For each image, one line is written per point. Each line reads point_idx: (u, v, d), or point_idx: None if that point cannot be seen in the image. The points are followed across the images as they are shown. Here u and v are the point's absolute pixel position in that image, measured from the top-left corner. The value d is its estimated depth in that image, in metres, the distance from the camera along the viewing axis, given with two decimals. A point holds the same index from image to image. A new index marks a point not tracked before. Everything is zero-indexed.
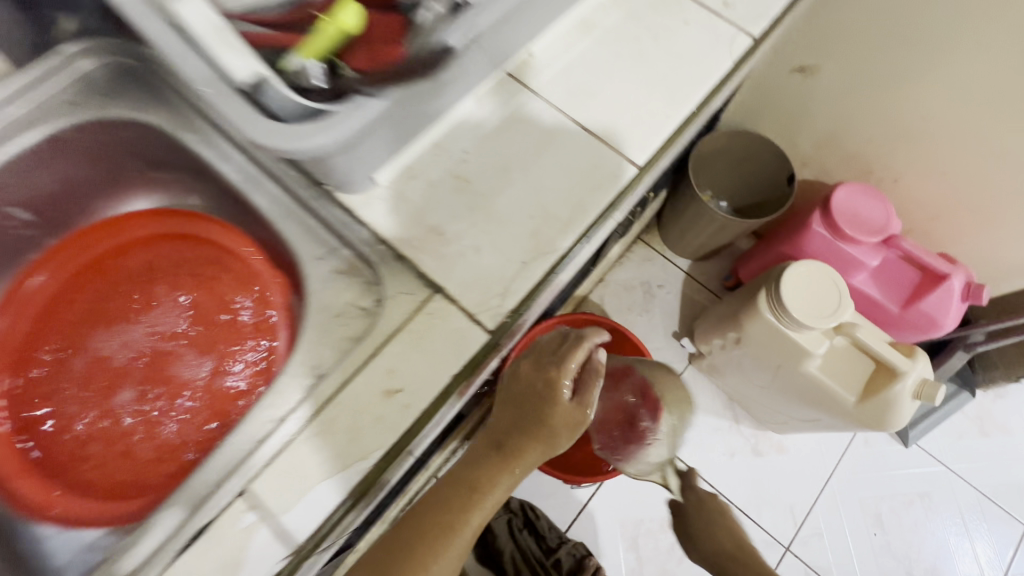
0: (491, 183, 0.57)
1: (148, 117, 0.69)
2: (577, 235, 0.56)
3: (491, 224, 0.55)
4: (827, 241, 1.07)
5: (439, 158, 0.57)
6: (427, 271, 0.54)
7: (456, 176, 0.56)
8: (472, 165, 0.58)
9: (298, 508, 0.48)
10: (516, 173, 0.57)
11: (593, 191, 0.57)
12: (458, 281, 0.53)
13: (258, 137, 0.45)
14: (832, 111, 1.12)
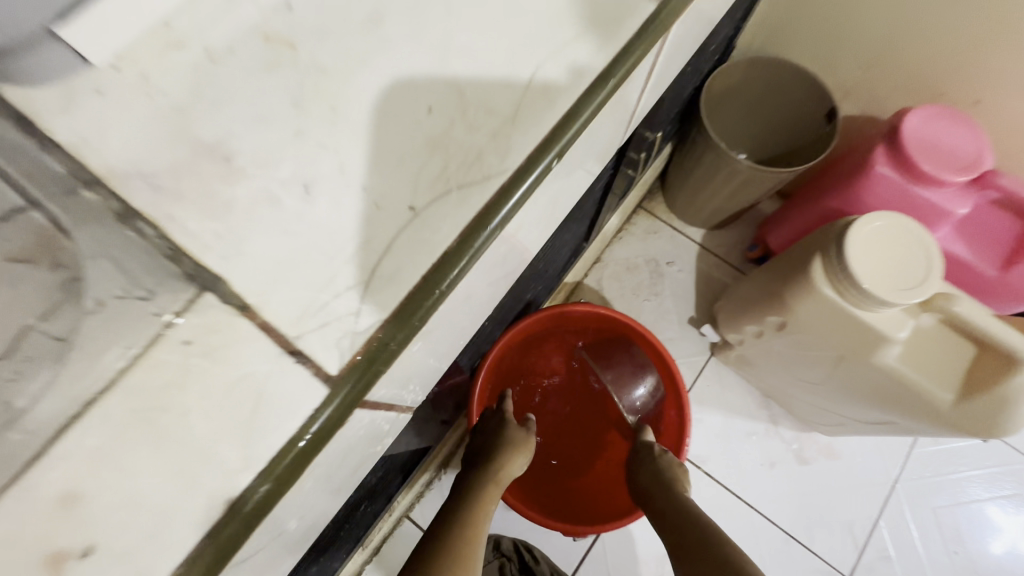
0: (366, 76, 0.30)
1: None
2: (520, 162, 0.31)
3: (362, 149, 0.29)
4: (897, 186, 0.80)
5: (263, 34, 0.30)
6: (216, 248, 0.26)
7: (285, 66, 0.29)
8: (326, 46, 0.30)
9: None
10: (412, 59, 0.31)
11: (554, 81, 0.32)
12: (285, 260, 0.27)
13: None
14: (886, 16, 0.84)
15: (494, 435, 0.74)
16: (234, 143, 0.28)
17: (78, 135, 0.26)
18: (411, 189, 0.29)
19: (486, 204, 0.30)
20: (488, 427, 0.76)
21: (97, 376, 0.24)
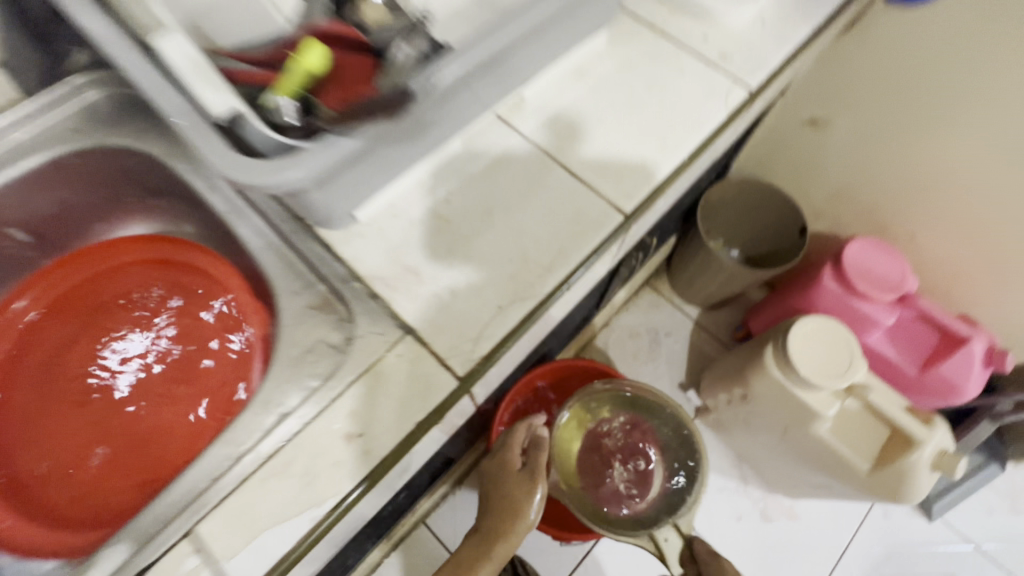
0: (474, 225, 0.50)
1: (146, 147, 0.58)
2: (560, 280, 0.48)
3: (470, 264, 0.48)
4: (839, 296, 1.02)
5: (424, 195, 0.51)
6: (401, 312, 0.47)
7: (437, 215, 0.50)
8: (456, 205, 0.51)
9: (246, 553, 0.40)
10: (499, 216, 0.50)
11: (579, 234, 0.50)
12: (431, 323, 0.46)
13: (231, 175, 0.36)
14: (844, 166, 1.09)
15: (490, 496, 0.63)
16: (414, 258, 0.49)
17: (336, 235, 0.49)
18: (496, 291, 0.47)
19: (531, 311, 0.47)
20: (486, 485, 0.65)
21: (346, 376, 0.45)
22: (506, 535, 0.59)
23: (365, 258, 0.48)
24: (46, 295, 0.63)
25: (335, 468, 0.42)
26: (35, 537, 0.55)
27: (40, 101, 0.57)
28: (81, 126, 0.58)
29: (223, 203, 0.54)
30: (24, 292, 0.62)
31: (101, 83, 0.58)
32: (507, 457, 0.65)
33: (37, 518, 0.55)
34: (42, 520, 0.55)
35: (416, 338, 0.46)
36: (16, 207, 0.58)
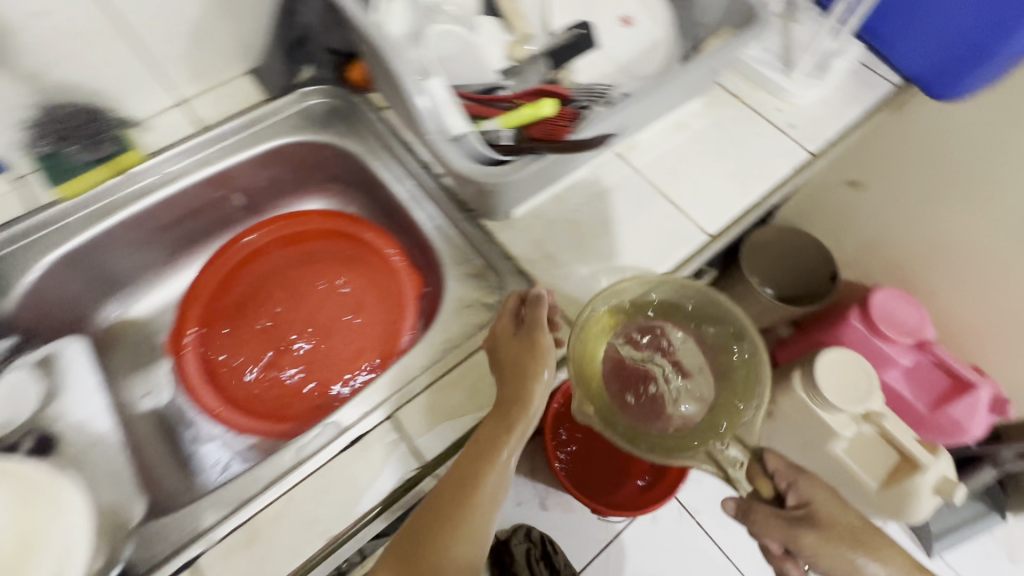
0: (597, 228, 0.67)
1: (346, 144, 0.77)
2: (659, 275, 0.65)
3: (593, 257, 0.65)
4: (864, 336, 1.17)
5: (560, 203, 0.69)
6: (541, 284, 0.64)
7: (570, 220, 0.67)
8: (583, 214, 0.68)
9: (431, 434, 0.56)
10: (615, 225, 0.68)
11: (675, 245, 0.67)
12: (564, 295, 0.63)
13: (463, 172, 0.54)
14: (877, 224, 1.24)
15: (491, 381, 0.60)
16: (551, 245, 0.66)
17: (497, 223, 0.67)
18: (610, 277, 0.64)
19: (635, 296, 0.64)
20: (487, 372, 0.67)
21: None
22: (513, 419, 0.52)
23: (517, 243, 0.66)
24: (270, 234, 0.80)
25: (493, 386, 0.59)
26: (235, 420, 0.71)
27: (277, 103, 0.76)
28: (301, 123, 0.77)
29: (406, 193, 0.73)
30: (250, 229, 0.79)
31: (321, 93, 0.78)
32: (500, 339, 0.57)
33: (237, 407, 0.72)
34: (239, 410, 0.72)
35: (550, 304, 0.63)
36: (245, 176, 0.77)
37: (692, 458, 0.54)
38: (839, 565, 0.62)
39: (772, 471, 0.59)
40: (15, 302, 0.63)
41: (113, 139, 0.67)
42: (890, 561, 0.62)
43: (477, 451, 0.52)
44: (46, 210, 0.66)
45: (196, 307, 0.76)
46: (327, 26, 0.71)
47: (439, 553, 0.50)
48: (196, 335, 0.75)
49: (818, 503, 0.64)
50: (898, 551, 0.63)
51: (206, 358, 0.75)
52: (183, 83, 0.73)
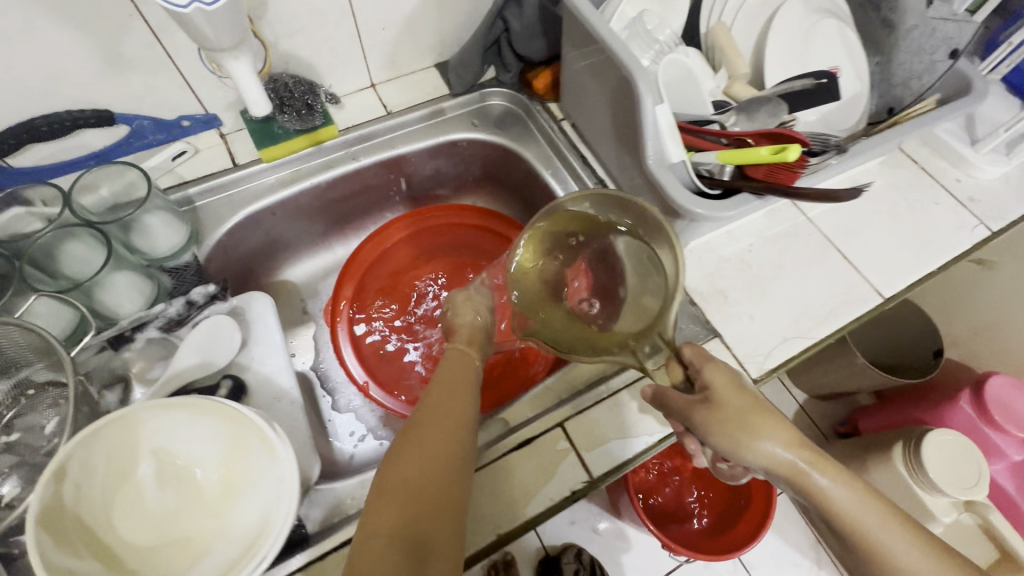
0: (769, 272, 0.67)
1: (518, 148, 0.78)
2: (831, 331, 0.64)
3: (765, 301, 0.65)
4: (972, 420, 1.12)
5: (733, 241, 0.68)
6: (710, 319, 0.64)
7: (743, 259, 0.67)
8: (756, 255, 0.68)
9: (601, 450, 0.55)
10: (788, 272, 0.67)
11: (849, 303, 0.65)
12: (734, 335, 0.62)
13: (679, 201, 0.55)
14: (998, 308, 1.18)
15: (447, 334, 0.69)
16: (724, 282, 0.66)
17: None
18: (783, 324, 0.63)
19: (807, 348, 0.62)
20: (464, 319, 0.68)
21: None
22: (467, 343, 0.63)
23: (688, 275, 0.66)
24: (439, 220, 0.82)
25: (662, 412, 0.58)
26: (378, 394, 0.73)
27: (460, 100, 0.79)
28: (478, 121, 0.79)
29: None
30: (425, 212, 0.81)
31: (499, 97, 0.80)
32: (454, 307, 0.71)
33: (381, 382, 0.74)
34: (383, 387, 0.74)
35: (722, 341, 0.62)
36: (417, 164, 0.79)
37: (628, 359, 0.50)
38: (721, 435, 0.47)
39: (685, 356, 0.52)
40: (208, 250, 0.67)
41: (320, 112, 0.70)
42: (767, 439, 0.46)
43: (454, 364, 0.58)
44: (247, 169, 0.70)
45: (358, 275, 0.79)
46: (526, 33, 0.73)
47: (435, 431, 0.49)
48: (355, 299, 0.79)
49: (718, 384, 0.49)
50: (827, 460, 0.46)
51: (359, 324, 0.79)
52: (380, 68, 0.76)
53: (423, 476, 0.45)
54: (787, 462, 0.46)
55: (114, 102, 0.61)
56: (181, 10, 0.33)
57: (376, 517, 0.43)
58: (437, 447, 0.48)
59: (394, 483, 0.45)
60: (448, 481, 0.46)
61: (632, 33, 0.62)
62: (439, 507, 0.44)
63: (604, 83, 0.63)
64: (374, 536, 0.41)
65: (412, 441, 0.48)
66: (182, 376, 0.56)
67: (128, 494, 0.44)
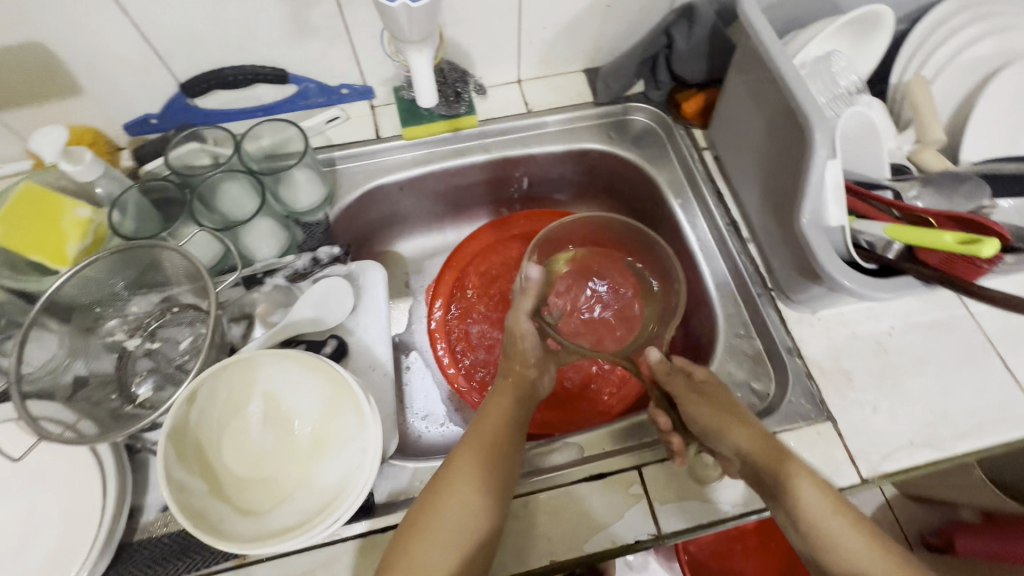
0: (907, 364, 0.59)
1: (651, 169, 0.74)
2: (973, 450, 0.54)
3: (896, 395, 0.57)
4: None
5: (872, 320, 0.61)
6: (827, 400, 0.57)
7: (879, 343, 0.60)
8: (895, 341, 0.60)
9: (674, 506, 0.52)
10: (930, 369, 0.58)
11: (1003, 423, 0.55)
12: (850, 424, 0.56)
13: (826, 266, 0.50)
14: None
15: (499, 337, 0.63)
16: (851, 362, 0.59)
17: (795, 314, 0.62)
18: (912, 427, 0.55)
19: (937, 461, 0.54)
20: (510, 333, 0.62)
21: (771, 425, 0.56)
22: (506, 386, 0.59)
23: (812, 346, 0.60)
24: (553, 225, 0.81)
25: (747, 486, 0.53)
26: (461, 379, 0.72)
27: (602, 109, 0.76)
28: (615, 135, 0.76)
29: (698, 243, 0.69)
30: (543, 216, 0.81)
31: (643, 113, 0.77)
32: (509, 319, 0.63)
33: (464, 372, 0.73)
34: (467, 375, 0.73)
35: (835, 428, 0.56)
36: (544, 165, 0.78)
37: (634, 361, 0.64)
38: (704, 419, 0.55)
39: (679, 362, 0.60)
40: (338, 212, 0.71)
41: (466, 101, 0.72)
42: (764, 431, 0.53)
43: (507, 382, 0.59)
44: (387, 143, 0.73)
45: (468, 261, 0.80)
46: (688, 53, 0.70)
47: (489, 426, 0.54)
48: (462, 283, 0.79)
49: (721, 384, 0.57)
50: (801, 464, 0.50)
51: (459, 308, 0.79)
52: (530, 66, 0.76)
53: (484, 468, 0.50)
54: (759, 453, 0.51)
55: (291, 63, 0.66)
56: (387, 2, 0.36)
57: (445, 499, 0.48)
58: (488, 439, 0.53)
59: (458, 472, 0.50)
60: (501, 471, 0.50)
61: (814, 72, 0.56)
62: (499, 492, 0.49)
63: (768, 125, 0.58)
64: (449, 515, 0.47)
65: (472, 435, 0.53)
66: (295, 327, 0.60)
67: (237, 426, 0.49)
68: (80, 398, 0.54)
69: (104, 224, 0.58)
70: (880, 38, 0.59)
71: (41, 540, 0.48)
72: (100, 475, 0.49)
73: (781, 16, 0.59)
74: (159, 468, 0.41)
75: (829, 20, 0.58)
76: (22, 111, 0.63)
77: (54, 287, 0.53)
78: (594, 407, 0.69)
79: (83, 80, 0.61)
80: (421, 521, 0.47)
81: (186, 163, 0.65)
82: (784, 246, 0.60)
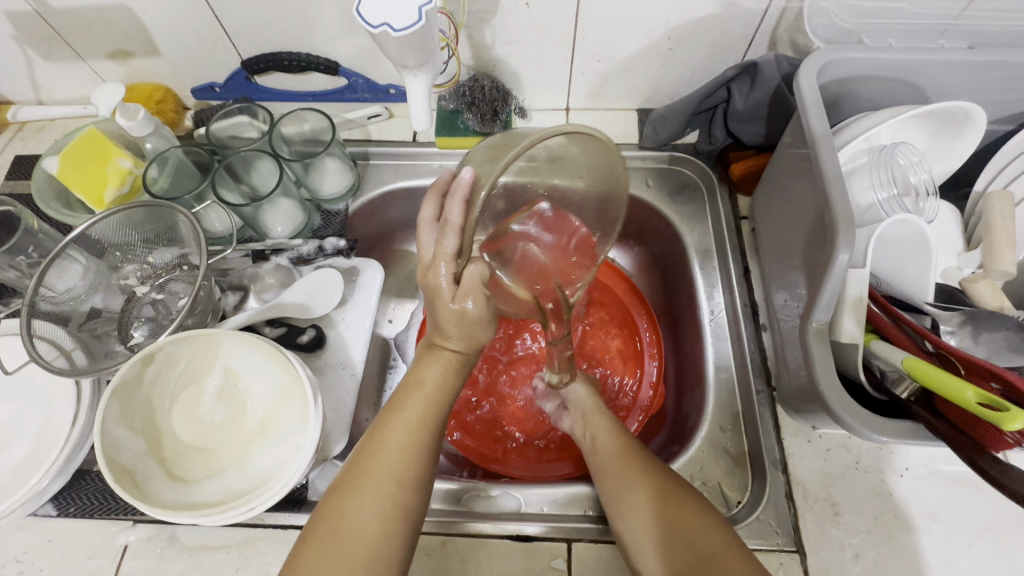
0: (913, 516, 0.50)
1: (681, 227, 0.69)
2: None
3: (885, 546, 0.49)
4: None
5: (881, 452, 0.53)
6: (801, 529, 0.51)
7: (883, 482, 0.52)
8: (906, 484, 0.52)
9: None
10: (940, 531, 0.50)
11: None
12: (822, 564, 0.49)
13: (823, 386, 0.43)
14: None
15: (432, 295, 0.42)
16: (843, 493, 0.52)
17: (793, 424, 0.55)
18: None
19: None
20: (436, 294, 0.41)
21: None
22: (435, 349, 0.46)
23: (802, 464, 0.53)
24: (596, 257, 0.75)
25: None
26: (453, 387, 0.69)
27: (645, 155, 0.73)
28: (652, 182, 0.72)
29: (710, 317, 0.64)
30: None
31: (687, 166, 0.72)
32: (440, 269, 0.40)
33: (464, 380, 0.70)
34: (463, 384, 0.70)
35: (801, 563, 0.49)
36: None
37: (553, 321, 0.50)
38: (608, 455, 0.52)
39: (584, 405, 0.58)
40: (359, 205, 0.72)
41: (502, 122, 0.70)
42: (650, 465, 0.49)
43: (433, 369, 0.46)
44: (421, 148, 0.73)
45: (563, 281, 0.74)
46: (746, 112, 0.64)
47: (413, 415, 0.45)
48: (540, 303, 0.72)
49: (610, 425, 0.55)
50: (679, 491, 0.46)
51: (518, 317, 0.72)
52: (579, 96, 0.73)
53: (404, 463, 0.44)
54: (650, 495, 0.47)
55: (344, 57, 0.69)
56: (373, 30, 0.40)
57: (356, 497, 0.43)
58: (406, 429, 0.45)
59: (373, 462, 0.44)
60: (418, 465, 0.45)
61: (874, 162, 0.49)
62: (410, 494, 0.44)
63: (808, 210, 0.51)
64: (361, 512, 0.42)
65: (388, 421, 0.45)
66: (284, 308, 0.62)
67: (193, 394, 0.52)
68: (86, 328, 0.59)
69: (141, 177, 0.64)
70: (967, 137, 0.51)
71: (14, 448, 0.53)
72: (75, 405, 0.54)
73: (851, 93, 0.53)
74: (96, 419, 0.45)
75: (905, 108, 0.50)
76: (109, 63, 0.70)
77: (85, 224, 0.59)
78: (544, 467, 0.64)
79: (160, 44, 0.67)
80: (330, 519, 0.42)
81: (232, 133, 0.69)
82: (790, 346, 0.53)
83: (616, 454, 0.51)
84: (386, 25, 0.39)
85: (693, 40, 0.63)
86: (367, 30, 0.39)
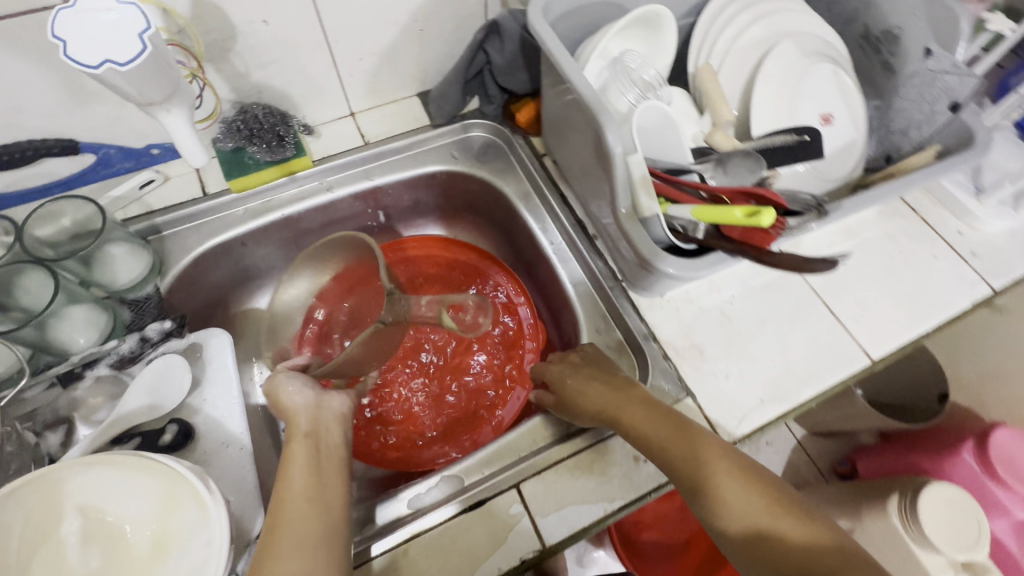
0: (750, 328, 0.63)
1: (497, 183, 0.75)
2: (813, 392, 0.59)
3: (742, 358, 0.61)
4: (977, 475, 0.84)
5: (712, 292, 0.65)
6: (685, 378, 0.60)
7: (722, 313, 0.63)
8: (737, 307, 0.64)
9: (554, 517, 0.52)
10: (771, 329, 0.63)
11: (832, 364, 0.60)
12: (709, 395, 0.59)
13: (647, 255, 0.52)
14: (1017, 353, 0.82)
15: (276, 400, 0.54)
16: (700, 335, 0.62)
17: (646, 301, 0.64)
18: (758, 387, 0.59)
19: (781, 411, 0.58)
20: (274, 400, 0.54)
21: None
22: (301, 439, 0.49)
23: (665, 328, 0.63)
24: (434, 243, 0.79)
25: (625, 477, 0.54)
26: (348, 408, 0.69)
27: (440, 131, 0.76)
28: (459, 154, 0.76)
29: (551, 247, 0.71)
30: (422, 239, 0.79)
31: (481, 129, 0.77)
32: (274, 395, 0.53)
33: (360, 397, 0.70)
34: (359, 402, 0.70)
35: (694, 402, 0.58)
36: (397, 190, 0.75)
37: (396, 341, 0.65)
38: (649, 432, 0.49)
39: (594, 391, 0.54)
40: (170, 282, 0.64)
41: (292, 143, 0.68)
42: (694, 437, 0.47)
43: (298, 457, 0.47)
44: (215, 199, 0.68)
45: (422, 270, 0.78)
46: (506, 66, 0.71)
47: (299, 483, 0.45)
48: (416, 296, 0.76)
49: (636, 402, 0.51)
50: (727, 458, 0.46)
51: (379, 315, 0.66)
52: (358, 97, 0.74)
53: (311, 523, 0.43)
54: (697, 467, 0.46)
55: (80, 131, 0.60)
56: (96, 71, 0.39)
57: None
58: (297, 493, 0.45)
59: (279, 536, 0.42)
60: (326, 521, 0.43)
61: (613, 74, 0.59)
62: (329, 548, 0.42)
63: (585, 126, 0.60)
64: None
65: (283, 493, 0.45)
66: (127, 418, 0.54)
67: (49, 554, 0.43)
68: None
69: None
70: (667, 32, 0.63)
71: None
72: None
73: (576, 23, 0.62)
74: None
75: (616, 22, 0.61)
76: None
77: None
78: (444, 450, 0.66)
79: None
80: None
81: None
82: (616, 240, 0.62)
83: (658, 432, 0.48)
84: (108, 61, 0.38)
85: (437, 17, 0.68)
86: (88, 71, 0.38)
